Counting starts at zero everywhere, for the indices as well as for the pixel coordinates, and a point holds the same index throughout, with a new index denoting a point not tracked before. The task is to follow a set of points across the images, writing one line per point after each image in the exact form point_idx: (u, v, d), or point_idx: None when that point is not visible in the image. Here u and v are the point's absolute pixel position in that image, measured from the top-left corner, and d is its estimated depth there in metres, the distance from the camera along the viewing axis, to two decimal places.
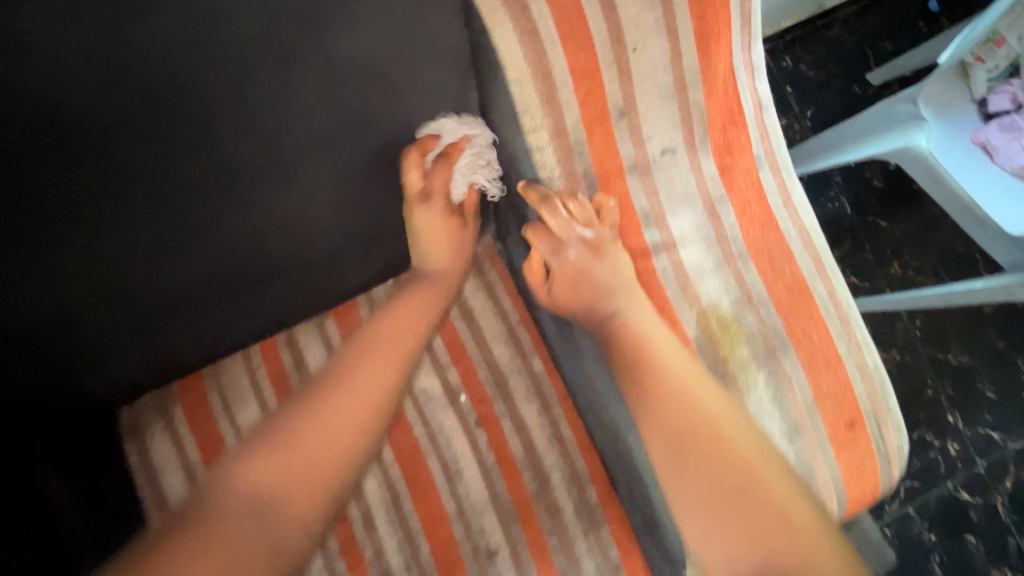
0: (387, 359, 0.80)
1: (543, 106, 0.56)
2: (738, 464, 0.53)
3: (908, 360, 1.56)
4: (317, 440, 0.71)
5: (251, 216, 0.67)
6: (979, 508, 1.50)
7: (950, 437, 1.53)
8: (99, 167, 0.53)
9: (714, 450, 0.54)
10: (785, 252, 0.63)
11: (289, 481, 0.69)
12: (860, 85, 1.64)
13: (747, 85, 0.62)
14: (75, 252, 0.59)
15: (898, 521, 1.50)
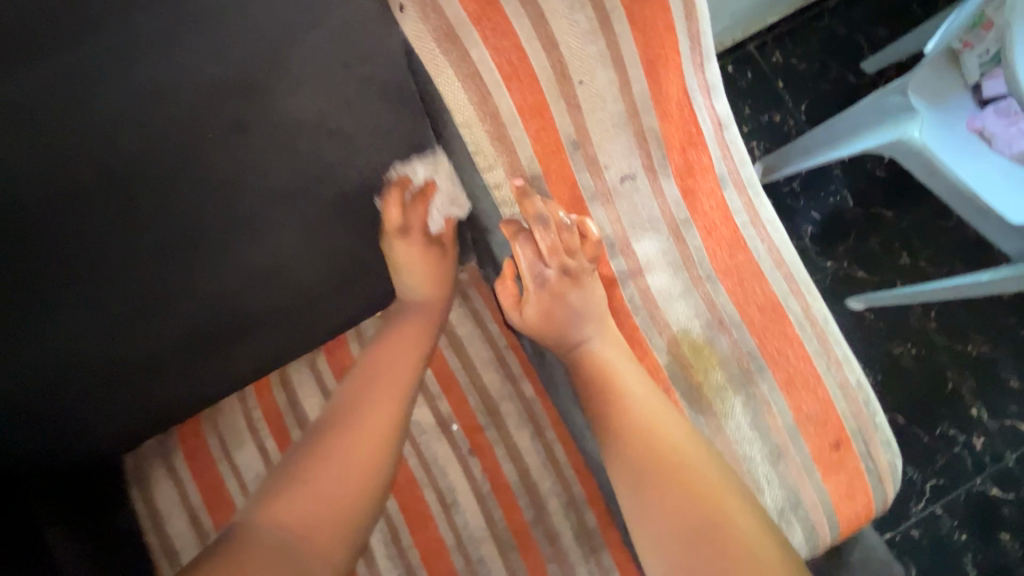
0: (382, 391, 0.74)
1: (495, 144, 0.56)
2: (699, 491, 0.51)
3: (930, 352, 1.51)
4: (320, 475, 0.64)
5: (228, 274, 0.68)
6: (1011, 504, 1.44)
7: (976, 431, 1.47)
8: (73, 242, 0.57)
9: (677, 478, 0.51)
10: (755, 271, 0.61)
11: (311, 513, 0.62)
12: (855, 75, 1.61)
13: (703, 104, 0.61)
14: (57, 323, 0.61)
15: (929, 523, 1.43)
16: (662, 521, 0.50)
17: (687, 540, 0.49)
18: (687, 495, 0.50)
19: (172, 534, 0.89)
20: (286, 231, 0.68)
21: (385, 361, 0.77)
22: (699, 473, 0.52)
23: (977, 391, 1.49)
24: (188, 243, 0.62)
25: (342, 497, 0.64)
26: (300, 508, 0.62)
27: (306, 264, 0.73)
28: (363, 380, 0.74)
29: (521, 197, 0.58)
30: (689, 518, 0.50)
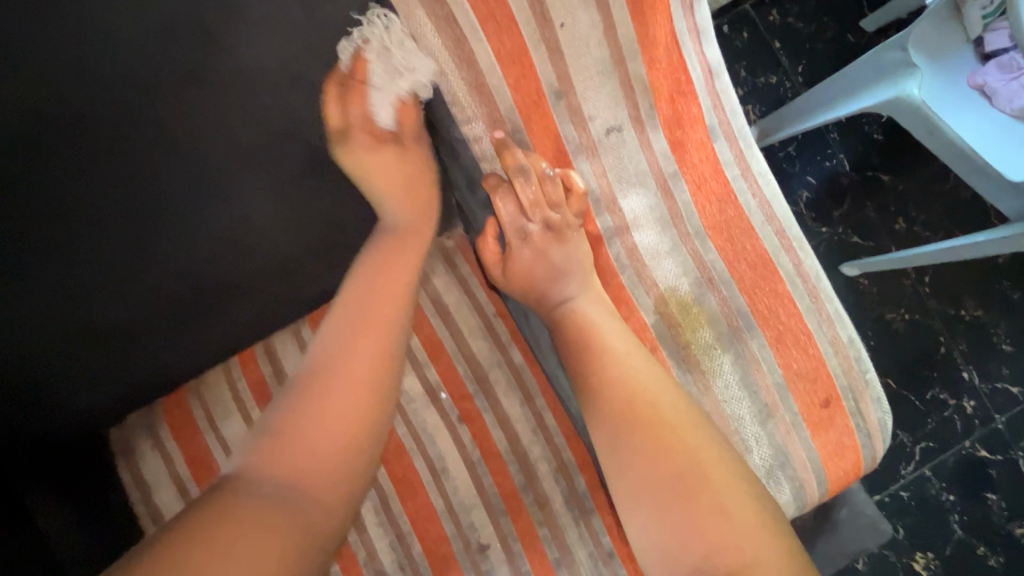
0: (375, 334, 0.66)
1: (473, 94, 0.53)
2: (677, 446, 0.49)
3: (923, 317, 1.50)
4: (313, 427, 0.58)
5: (199, 239, 0.65)
6: (999, 466, 1.46)
7: (966, 395, 1.48)
8: (32, 203, 0.55)
9: (654, 432, 0.50)
10: (746, 227, 0.59)
11: (303, 468, 0.56)
12: (854, 34, 1.56)
13: (693, 50, 0.58)
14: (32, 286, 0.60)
15: (917, 485, 1.45)
16: (636, 477, 0.49)
17: (658, 495, 0.48)
18: (661, 451, 0.49)
19: (160, 505, 0.89)
20: (257, 194, 0.65)
21: (373, 301, 0.68)
22: (678, 428, 0.50)
23: (969, 355, 1.49)
24: (158, 209, 0.61)
25: (337, 452, 0.58)
26: (293, 463, 0.56)
27: (281, 230, 0.70)
28: (350, 323, 0.66)
29: (501, 149, 0.55)
30: (664, 472, 0.49)
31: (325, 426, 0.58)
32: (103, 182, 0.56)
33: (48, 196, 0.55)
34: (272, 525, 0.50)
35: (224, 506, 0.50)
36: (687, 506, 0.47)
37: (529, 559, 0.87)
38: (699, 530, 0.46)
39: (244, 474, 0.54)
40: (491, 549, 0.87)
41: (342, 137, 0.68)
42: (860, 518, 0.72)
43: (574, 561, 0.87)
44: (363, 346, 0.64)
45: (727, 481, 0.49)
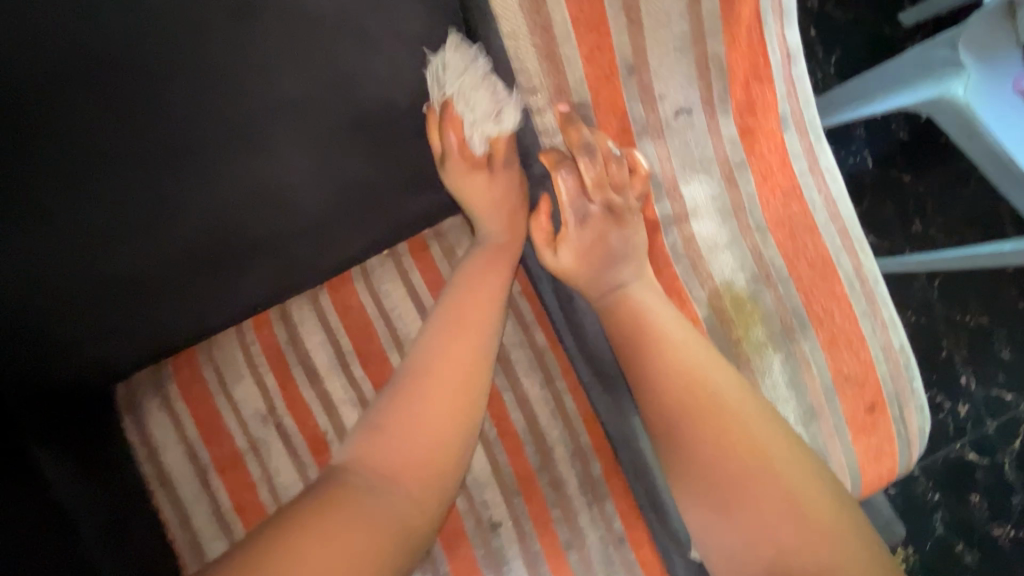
0: (468, 337, 0.65)
1: (543, 63, 0.50)
2: (739, 438, 0.48)
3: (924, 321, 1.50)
4: (415, 424, 0.58)
5: (229, 190, 0.63)
6: (986, 469, 1.49)
7: (962, 398, 1.50)
8: (83, 156, 0.55)
9: (715, 422, 0.49)
10: (808, 225, 0.57)
11: (401, 463, 0.57)
12: (891, 27, 1.50)
13: (775, 33, 0.54)
14: (70, 237, 0.60)
15: (906, 486, 1.48)
16: (697, 469, 0.48)
17: (719, 488, 0.48)
18: (724, 442, 0.48)
19: (168, 464, 0.88)
20: (296, 152, 0.63)
21: (470, 306, 0.68)
22: (739, 419, 0.49)
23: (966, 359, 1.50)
24: (182, 151, 0.58)
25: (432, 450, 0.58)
26: (390, 458, 0.57)
27: (314, 189, 0.67)
28: (447, 327, 0.65)
29: (566, 124, 0.52)
30: (727, 465, 0.48)
31: (418, 431, 0.58)
32: (128, 120, 0.55)
33: (88, 133, 0.54)
34: (365, 515, 0.53)
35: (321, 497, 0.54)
36: (752, 499, 0.46)
37: (540, 541, 0.86)
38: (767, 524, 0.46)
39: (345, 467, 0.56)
40: (503, 527, 0.87)
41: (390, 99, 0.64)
42: (879, 520, 0.73)
43: (585, 544, 0.86)
44: (460, 349, 0.64)
45: (794, 472, 0.47)
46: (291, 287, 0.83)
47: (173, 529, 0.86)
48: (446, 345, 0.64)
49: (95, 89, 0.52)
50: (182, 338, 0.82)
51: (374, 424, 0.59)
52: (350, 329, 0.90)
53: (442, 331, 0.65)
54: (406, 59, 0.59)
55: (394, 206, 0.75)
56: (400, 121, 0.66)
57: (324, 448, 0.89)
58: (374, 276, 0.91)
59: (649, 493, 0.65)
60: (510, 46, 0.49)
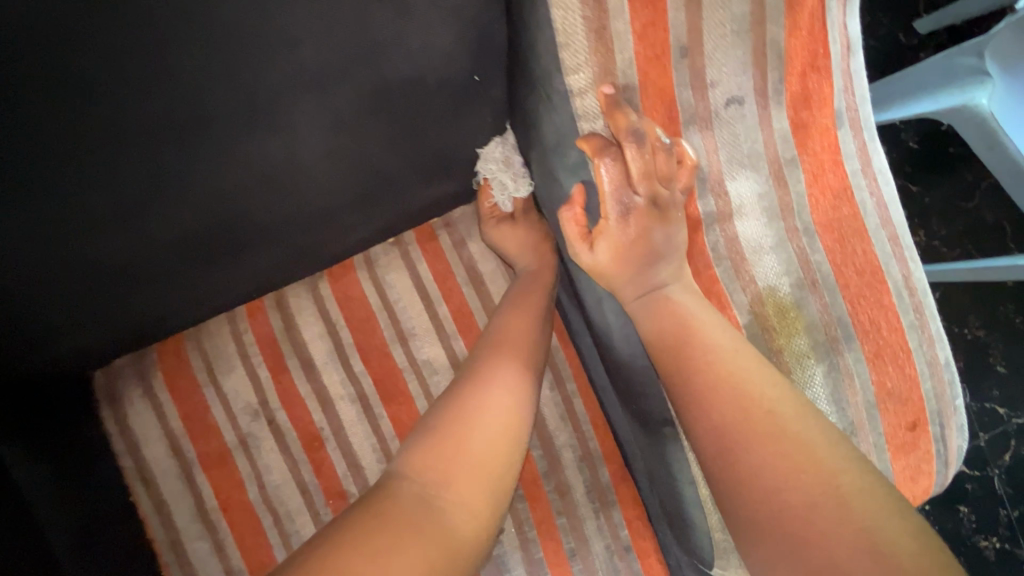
0: (515, 348, 0.66)
1: (591, 39, 0.46)
2: (804, 462, 0.41)
3: (968, 340, 1.30)
4: (472, 423, 0.55)
5: (239, 170, 0.58)
6: (971, 516, 1.26)
7: (1010, 433, 1.28)
8: (84, 128, 0.48)
9: (775, 444, 0.42)
10: (859, 229, 0.54)
11: (458, 461, 0.52)
12: (905, 34, 1.37)
13: (837, 20, 0.51)
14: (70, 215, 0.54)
15: (947, 531, 1.25)
16: (757, 494, 0.42)
17: (786, 521, 0.40)
18: (786, 466, 0.41)
19: (149, 459, 0.82)
20: (310, 127, 0.56)
21: (515, 324, 0.69)
22: (804, 441, 0.42)
23: (1013, 385, 1.29)
24: (187, 129, 0.52)
25: (491, 448, 0.55)
26: (447, 458, 0.52)
27: (325, 170, 0.62)
28: (497, 343, 0.66)
29: (611, 108, 0.48)
30: (796, 493, 0.41)
31: (477, 438, 0.55)
32: (125, 94, 0.47)
33: (88, 108, 0.47)
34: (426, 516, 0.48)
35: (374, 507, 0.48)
36: (831, 539, 0.38)
37: (543, 548, 0.83)
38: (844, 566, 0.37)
39: (401, 472, 0.52)
40: (505, 534, 0.83)
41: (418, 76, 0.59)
42: None
43: (590, 553, 0.82)
44: (511, 363, 0.64)
45: (878, 508, 0.39)
46: (293, 273, 0.79)
47: (153, 525, 0.82)
48: (497, 358, 0.64)
49: (91, 59, 0.44)
50: (171, 322, 0.76)
51: (430, 428, 0.55)
52: (350, 321, 0.85)
53: (490, 345, 0.66)
54: (437, 30, 0.52)
55: (409, 188, 0.71)
56: (427, 103, 0.60)
57: (319, 446, 0.83)
58: (379, 265, 0.86)
59: (670, 506, 0.62)
60: (558, 16, 0.45)
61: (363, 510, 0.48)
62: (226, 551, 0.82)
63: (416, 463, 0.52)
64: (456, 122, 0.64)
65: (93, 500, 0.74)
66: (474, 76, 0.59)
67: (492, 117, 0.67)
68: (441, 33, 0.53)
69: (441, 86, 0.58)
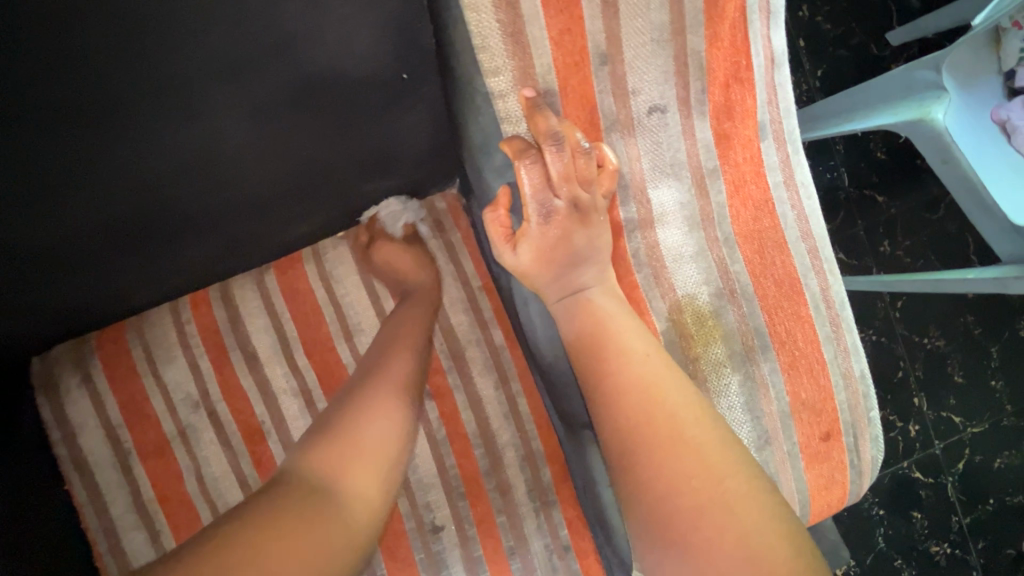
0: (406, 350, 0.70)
1: (507, 42, 0.45)
2: (697, 469, 0.41)
3: (926, 350, 1.31)
4: (358, 431, 0.57)
5: (158, 160, 0.56)
6: (923, 521, 1.28)
7: (965, 442, 1.30)
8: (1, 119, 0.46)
9: (672, 449, 0.42)
10: (779, 242, 0.55)
11: (350, 460, 0.54)
12: (878, 45, 1.34)
13: (760, 32, 0.51)
14: None
15: (899, 535, 1.27)
16: (647, 498, 0.41)
17: (675, 524, 0.40)
18: (679, 472, 0.41)
19: (85, 447, 0.81)
20: (231, 114, 0.55)
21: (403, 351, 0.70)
22: (699, 449, 0.42)
23: (967, 394, 1.31)
24: (101, 116, 0.50)
25: (380, 446, 0.57)
26: (341, 457, 0.54)
27: (253, 159, 0.61)
28: (390, 342, 0.71)
29: (531, 111, 0.47)
30: (688, 499, 0.40)
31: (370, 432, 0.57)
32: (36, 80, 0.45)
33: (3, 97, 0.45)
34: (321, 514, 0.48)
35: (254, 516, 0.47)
36: (711, 548, 0.38)
37: (482, 546, 0.83)
38: (723, 572, 0.37)
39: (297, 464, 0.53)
40: (446, 531, 0.83)
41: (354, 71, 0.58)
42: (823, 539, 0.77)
43: (529, 552, 0.82)
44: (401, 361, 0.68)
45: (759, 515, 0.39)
46: (232, 261, 0.78)
47: (88, 512, 0.81)
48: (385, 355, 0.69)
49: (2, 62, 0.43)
50: (106, 306, 0.75)
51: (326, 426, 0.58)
52: (295, 315, 0.85)
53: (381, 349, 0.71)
54: (361, 28, 0.52)
55: (351, 179, 0.71)
56: (357, 99, 0.59)
57: (260, 440, 0.83)
58: (327, 259, 0.85)
59: (594, 505, 0.62)
60: (471, 18, 0.44)
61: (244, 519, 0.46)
62: (161, 542, 0.81)
63: (302, 468, 0.52)
64: (392, 120, 0.64)
65: (28, 485, 0.73)
66: (403, 75, 0.59)
67: (432, 115, 0.66)
68: (365, 31, 0.52)
69: (373, 83, 0.58)
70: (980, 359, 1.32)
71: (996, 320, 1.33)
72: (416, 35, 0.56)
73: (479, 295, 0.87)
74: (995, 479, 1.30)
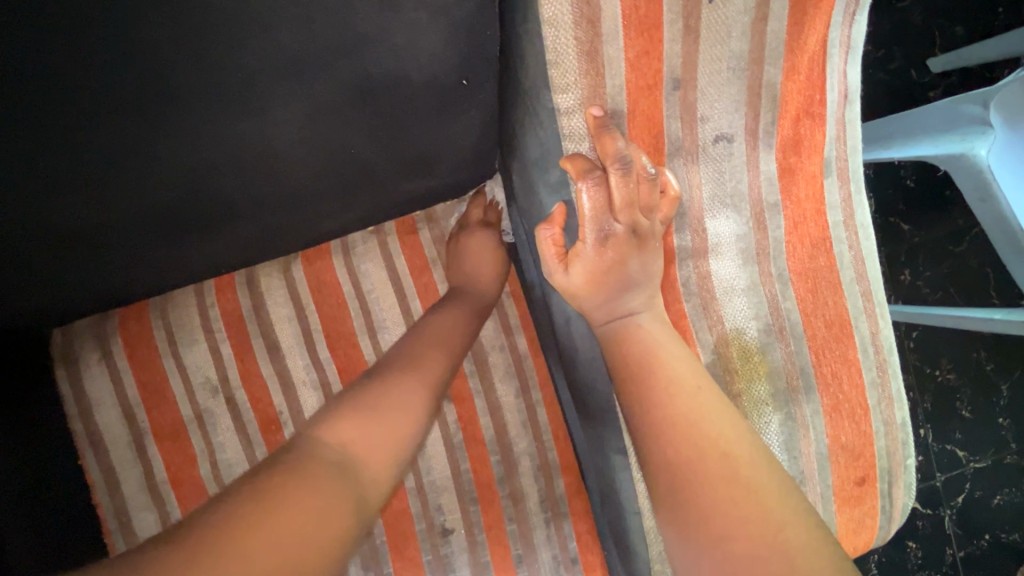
0: (446, 338, 0.68)
1: (582, 61, 0.44)
2: (751, 512, 0.38)
3: (938, 383, 1.30)
4: (375, 410, 0.52)
5: (208, 150, 0.55)
6: (918, 553, 1.28)
7: (967, 476, 1.29)
8: (36, 94, 0.45)
9: (724, 489, 0.40)
10: (832, 281, 0.54)
11: (365, 444, 0.48)
12: (918, 71, 1.28)
13: (837, 67, 0.50)
14: (38, 178, 0.51)
15: (893, 564, 1.27)
16: (699, 543, 0.39)
17: (723, 563, 0.37)
18: (730, 512, 0.39)
19: (101, 423, 0.81)
20: (289, 110, 0.54)
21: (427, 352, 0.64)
22: (751, 487, 0.40)
23: (976, 431, 1.30)
24: (154, 104, 0.49)
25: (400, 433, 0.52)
26: (356, 440, 0.48)
27: (303, 155, 0.60)
28: (423, 335, 0.67)
29: (598, 130, 0.46)
30: (738, 542, 0.37)
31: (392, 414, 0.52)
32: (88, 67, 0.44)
33: (62, 81, 0.45)
34: (329, 495, 0.42)
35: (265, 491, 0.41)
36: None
37: (491, 553, 0.82)
38: None
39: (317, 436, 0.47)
40: (455, 535, 0.83)
41: (417, 77, 0.55)
42: None
43: (536, 561, 0.82)
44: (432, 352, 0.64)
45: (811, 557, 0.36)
46: (262, 251, 0.77)
47: (99, 488, 0.80)
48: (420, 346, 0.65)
49: (42, 32, 0.41)
50: (134, 286, 0.74)
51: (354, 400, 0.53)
52: (320, 307, 0.84)
53: (418, 335, 0.67)
54: (428, 32, 0.50)
55: (392, 176, 0.69)
56: (415, 101, 0.58)
57: (276, 430, 0.83)
58: (355, 253, 0.84)
59: (616, 526, 0.62)
60: (550, 33, 0.42)
61: (243, 498, 0.39)
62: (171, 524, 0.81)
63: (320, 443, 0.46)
64: (445, 123, 0.63)
65: (43, 460, 0.73)
66: (464, 80, 0.58)
67: (483, 120, 0.65)
68: (431, 37, 0.51)
69: (435, 87, 0.57)
70: (991, 396, 1.31)
71: (1013, 359, 1.31)
72: (482, 41, 0.54)
73: (507, 302, 0.86)
74: (996, 517, 1.29)
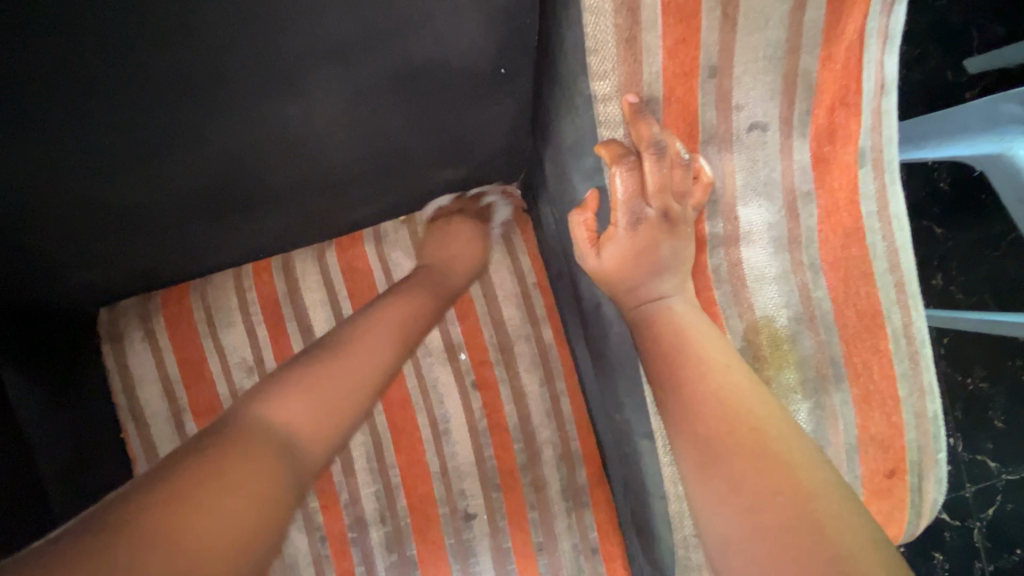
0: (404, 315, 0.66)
1: (620, 48, 0.45)
2: (783, 482, 0.39)
3: (969, 391, 1.27)
4: (318, 381, 0.51)
5: (251, 133, 0.58)
6: (943, 565, 1.25)
7: (998, 488, 1.26)
8: (97, 79, 0.48)
9: (756, 462, 0.40)
10: (865, 272, 0.54)
11: (304, 416, 0.48)
12: (954, 71, 1.26)
13: (875, 56, 0.50)
14: (97, 158, 0.55)
15: None
16: (726, 514, 0.40)
17: (762, 536, 0.37)
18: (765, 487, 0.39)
19: (143, 400, 0.84)
20: (328, 95, 0.56)
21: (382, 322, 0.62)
22: (786, 461, 0.40)
23: (1010, 441, 1.26)
24: (203, 89, 0.52)
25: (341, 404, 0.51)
26: (294, 410, 0.48)
27: (340, 140, 0.62)
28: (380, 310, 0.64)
29: (634, 115, 0.47)
30: (773, 513, 0.38)
31: (339, 384, 0.52)
32: (145, 53, 0.47)
33: (122, 65, 0.48)
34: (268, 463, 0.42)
35: (181, 461, 0.40)
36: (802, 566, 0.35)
37: (512, 538, 0.83)
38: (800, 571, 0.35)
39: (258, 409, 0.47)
40: (477, 520, 0.84)
41: (456, 63, 0.57)
42: None
43: (557, 549, 0.83)
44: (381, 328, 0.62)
45: (853, 534, 0.36)
46: (297, 235, 0.79)
47: (139, 462, 0.84)
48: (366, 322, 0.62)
49: (107, 15, 0.44)
50: (178, 267, 0.78)
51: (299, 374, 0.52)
52: (352, 293, 0.86)
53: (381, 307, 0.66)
54: (468, 20, 0.52)
55: (426, 162, 0.71)
56: (451, 88, 0.60)
57: None
58: (386, 242, 0.86)
59: (639, 511, 0.63)
60: (589, 20, 0.44)
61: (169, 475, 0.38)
62: None
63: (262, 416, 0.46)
64: (479, 111, 0.64)
65: (88, 433, 0.76)
66: (500, 69, 0.60)
67: (516, 110, 0.66)
68: (470, 26, 0.53)
69: (473, 75, 0.59)
70: None
71: None
72: (520, 31, 0.56)
73: (535, 292, 0.87)
74: None
